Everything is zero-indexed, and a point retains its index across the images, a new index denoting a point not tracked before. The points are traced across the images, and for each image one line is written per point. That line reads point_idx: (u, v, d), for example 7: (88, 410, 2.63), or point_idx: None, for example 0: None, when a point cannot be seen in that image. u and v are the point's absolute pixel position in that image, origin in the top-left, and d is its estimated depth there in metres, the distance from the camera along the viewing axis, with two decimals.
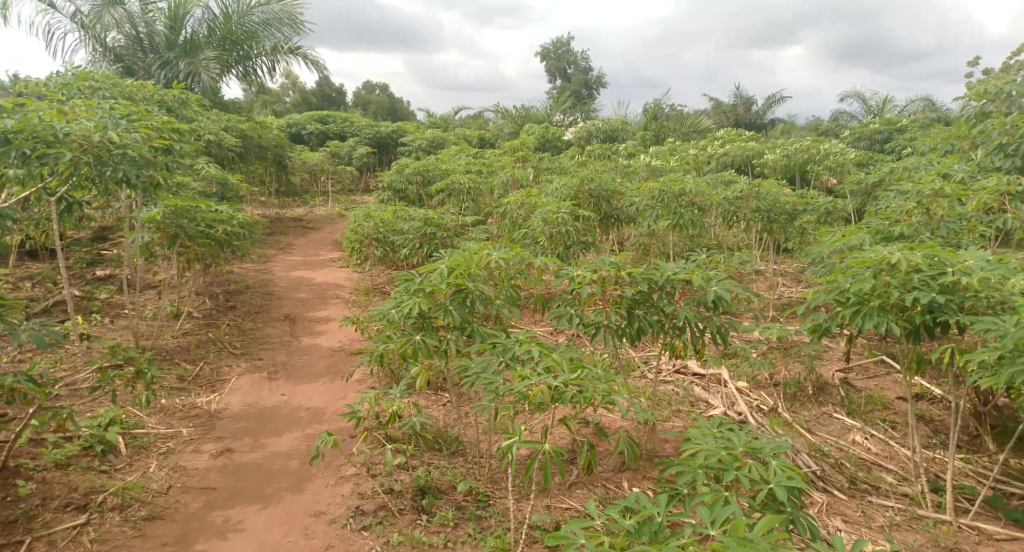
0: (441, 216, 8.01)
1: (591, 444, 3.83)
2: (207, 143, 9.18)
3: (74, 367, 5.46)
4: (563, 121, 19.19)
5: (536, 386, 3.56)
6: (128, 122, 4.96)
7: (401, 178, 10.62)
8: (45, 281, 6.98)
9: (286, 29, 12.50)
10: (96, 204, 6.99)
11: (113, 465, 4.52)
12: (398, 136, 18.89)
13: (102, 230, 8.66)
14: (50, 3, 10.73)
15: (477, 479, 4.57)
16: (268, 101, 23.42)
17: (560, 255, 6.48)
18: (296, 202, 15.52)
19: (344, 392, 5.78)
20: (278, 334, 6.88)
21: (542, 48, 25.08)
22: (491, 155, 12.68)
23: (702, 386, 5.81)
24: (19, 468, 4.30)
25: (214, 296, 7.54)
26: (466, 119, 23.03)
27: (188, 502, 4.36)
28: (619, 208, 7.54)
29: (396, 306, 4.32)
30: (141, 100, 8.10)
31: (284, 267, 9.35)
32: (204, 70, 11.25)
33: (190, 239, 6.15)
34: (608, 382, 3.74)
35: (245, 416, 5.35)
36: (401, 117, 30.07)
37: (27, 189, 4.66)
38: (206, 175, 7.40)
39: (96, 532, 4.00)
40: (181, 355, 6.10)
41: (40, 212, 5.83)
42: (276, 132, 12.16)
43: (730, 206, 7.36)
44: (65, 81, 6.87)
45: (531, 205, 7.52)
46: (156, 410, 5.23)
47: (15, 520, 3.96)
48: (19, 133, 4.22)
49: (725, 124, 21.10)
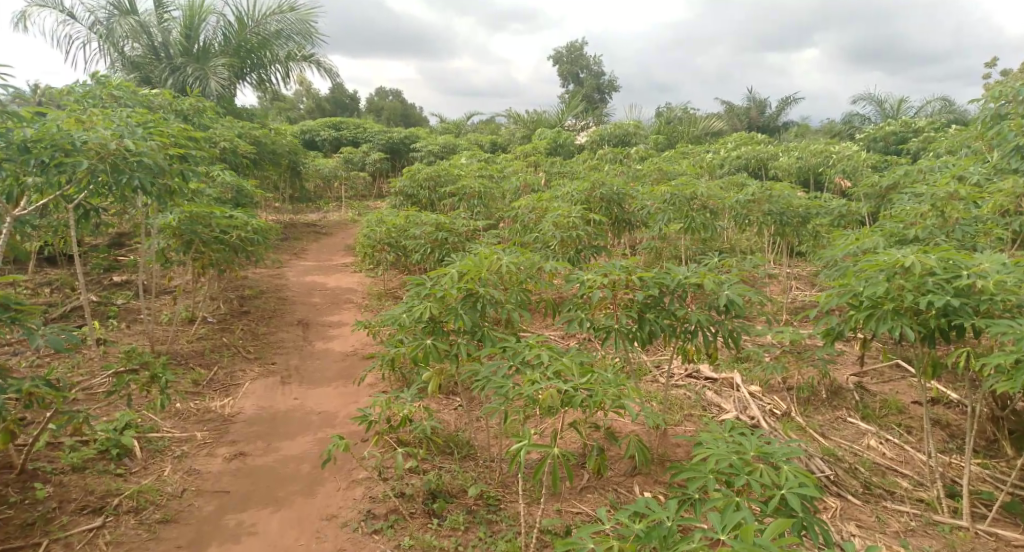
0: (453, 222, 8.03)
1: (602, 448, 3.82)
2: (222, 150, 9.28)
3: (91, 371, 5.53)
4: (575, 125, 19.16)
5: (545, 390, 3.54)
6: (144, 130, 5.01)
7: (413, 183, 10.66)
8: (64, 287, 7.09)
9: (300, 39, 12.63)
10: (112, 210, 7.09)
11: (129, 469, 4.57)
12: (411, 141, 18.95)
13: (119, 236, 8.78)
14: (69, 12, 10.89)
15: (488, 483, 4.57)
16: (283, 108, 23.68)
17: (571, 259, 6.48)
18: (310, 208, 15.62)
19: (356, 397, 5.80)
20: (291, 339, 6.92)
21: (555, 53, 25.12)
22: (502, 160, 12.71)
23: (714, 390, 5.78)
24: (37, 471, 4.35)
25: (228, 301, 7.61)
26: (478, 124, 23.10)
27: (201, 505, 4.39)
28: (631, 213, 7.54)
29: (406, 311, 4.35)
30: (156, 108, 8.21)
31: (297, 272, 9.42)
32: (212, 75, 11.31)
33: (205, 244, 6.20)
34: (619, 386, 3.73)
35: (259, 420, 5.39)
36: (414, 123, 30.20)
37: (45, 196, 4.72)
38: (220, 181, 7.47)
39: (112, 535, 4.03)
40: (196, 359, 6.16)
41: (59, 219, 5.91)
42: (289, 139, 12.25)
43: (742, 209, 7.32)
44: (82, 90, 6.98)
45: (542, 209, 7.53)
46: (171, 414, 5.28)
47: (32, 523, 4.01)
48: (38, 142, 4.32)
49: (738, 127, 21.03)
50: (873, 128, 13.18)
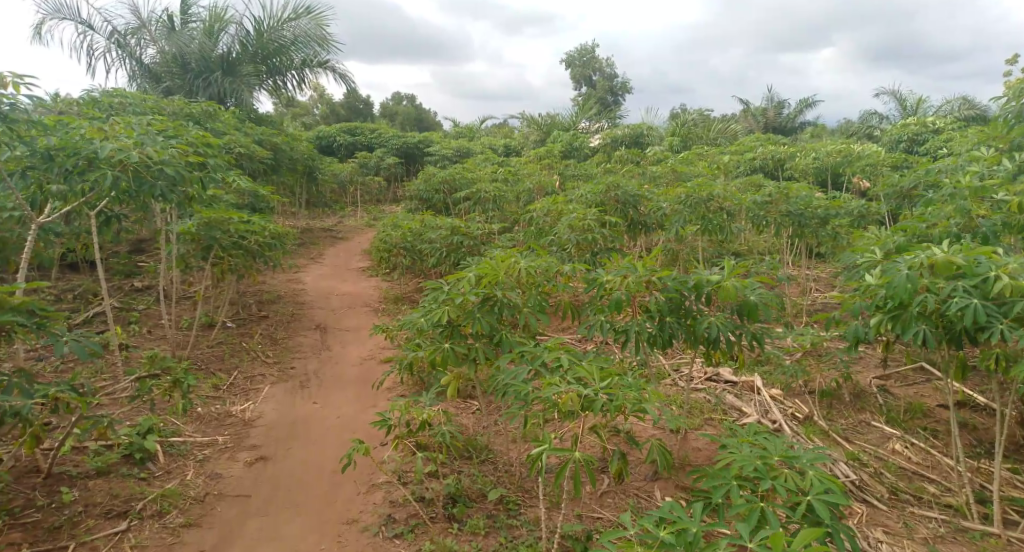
0: (468, 225, 8.02)
1: (623, 452, 3.76)
2: (239, 155, 9.32)
3: (114, 377, 5.60)
4: (587, 128, 19.13)
5: (565, 393, 3.51)
6: (164, 139, 5.06)
7: (429, 187, 10.73)
8: (87, 293, 7.18)
9: (316, 45, 12.55)
10: (132, 216, 7.17)
11: (152, 473, 4.61)
12: (425, 145, 19.07)
13: (139, 243, 8.88)
14: (89, 22, 11.06)
15: (508, 487, 4.57)
16: (296, 114, 23.88)
17: (586, 262, 6.47)
18: (327, 213, 15.77)
19: (374, 401, 5.82)
20: (310, 343, 6.97)
21: (567, 56, 25.20)
22: (517, 162, 12.76)
23: (735, 394, 5.75)
24: (63, 475, 4.40)
25: (247, 306, 7.67)
26: (491, 128, 23.19)
27: (224, 509, 4.42)
28: (647, 215, 7.49)
29: (424, 315, 4.39)
30: (171, 114, 8.29)
31: (314, 276, 9.48)
32: (246, 86, 11.74)
33: (224, 250, 6.25)
34: (639, 390, 3.70)
35: (279, 424, 5.42)
36: (427, 128, 30.36)
37: (70, 202, 4.78)
38: (237, 188, 7.54)
39: (136, 539, 4.06)
40: (216, 364, 6.21)
41: (81, 226, 5.99)
42: (305, 145, 12.39)
43: (759, 211, 7.24)
44: (98, 98, 7.07)
45: (557, 212, 7.56)
46: (193, 418, 5.34)
47: (59, 526, 4.03)
48: (60, 149, 4.38)
49: (754, 128, 20.96)
50: (892, 127, 13.05)
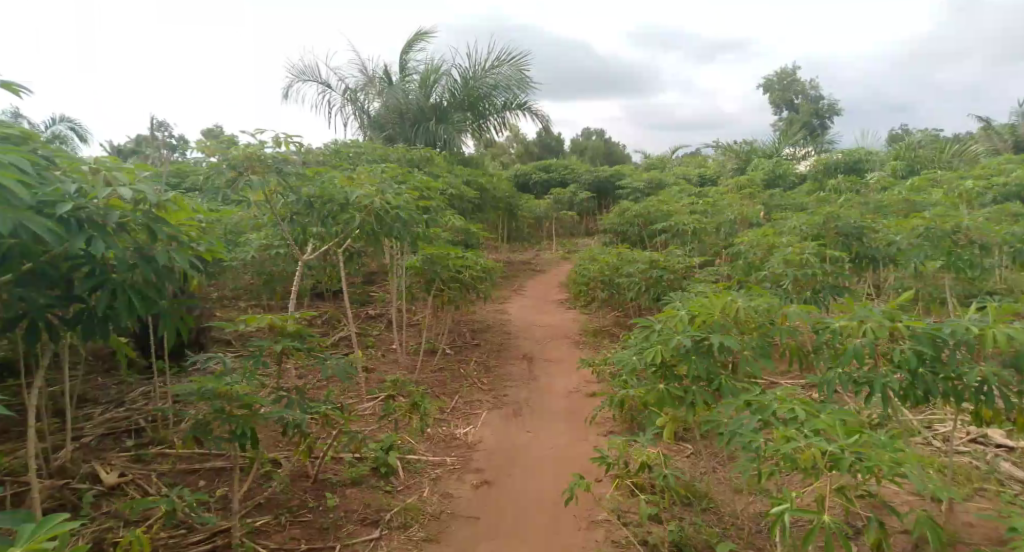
0: (670, 259, 7.89)
1: (877, 518, 3.38)
2: (453, 194, 10.06)
3: (357, 396, 6.24)
4: (793, 154, 18.02)
5: (806, 449, 3.26)
6: (398, 184, 5.61)
7: (629, 221, 10.76)
8: (329, 321, 8.11)
9: (516, 88, 13.26)
10: (367, 252, 8.01)
11: (395, 486, 5.03)
12: (620, 178, 19.17)
13: (368, 276, 9.87)
14: (326, 83, 12.70)
15: (738, 542, 4.23)
16: (496, 153, 25.26)
17: (806, 299, 6.03)
18: (525, 246, 16.41)
19: (585, 434, 5.87)
20: (522, 372, 7.24)
21: (766, 80, 24.07)
22: (717, 193, 12.36)
23: (1002, 458, 4.96)
24: (325, 482, 4.94)
25: (462, 335, 8.18)
26: (685, 158, 22.74)
27: (457, 528, 4.68)
28: (875, 248, 6.83)
29: (638, 355, 4.35)
30: (397, 159, 9.18)
31: (518, 308, 9.88)
32: (455, 131, 12.70)
33: (445, 283, 6.74)
34: (893, 450, 3.33)
35: (499, 451, 5.66)
36: (619, 161, 30.52)
37: (325, 242, 5.46)
38: (453, 225, 8.12)
39: (389, 546, 4.41)
40: (440, 388, 6.68)
41: (329, 261, 6.80)
42: (508, 182, 13.05)
43: (1019, 243, 6.28)
44: (340, 148, 8.04)
45: (768, 245, 7.18)
46: (425, 438, 5.77)
47: (327, 527, 4.50)
48: (320, 196, 5.03)
49: (996, 147, 18.34)
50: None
